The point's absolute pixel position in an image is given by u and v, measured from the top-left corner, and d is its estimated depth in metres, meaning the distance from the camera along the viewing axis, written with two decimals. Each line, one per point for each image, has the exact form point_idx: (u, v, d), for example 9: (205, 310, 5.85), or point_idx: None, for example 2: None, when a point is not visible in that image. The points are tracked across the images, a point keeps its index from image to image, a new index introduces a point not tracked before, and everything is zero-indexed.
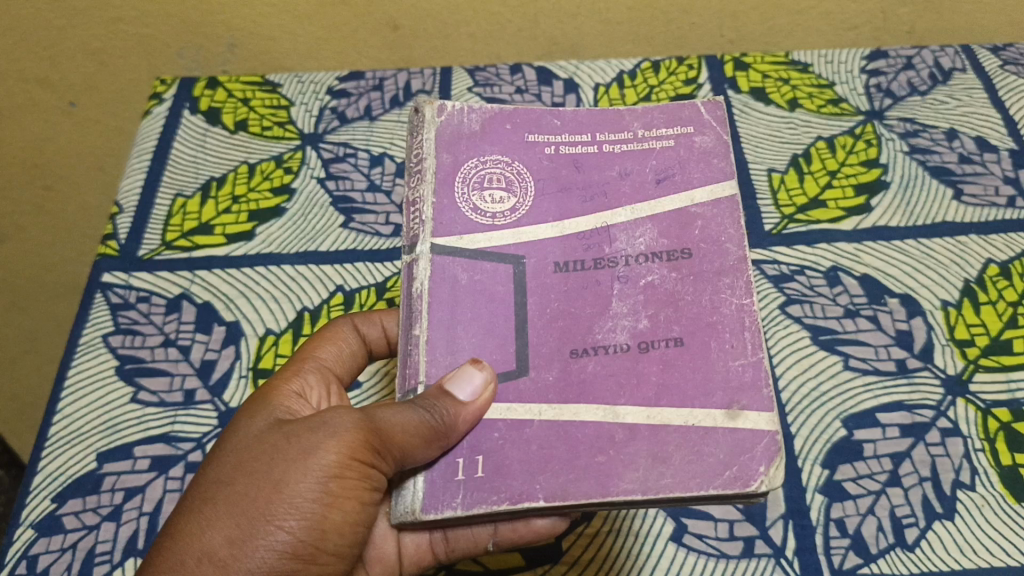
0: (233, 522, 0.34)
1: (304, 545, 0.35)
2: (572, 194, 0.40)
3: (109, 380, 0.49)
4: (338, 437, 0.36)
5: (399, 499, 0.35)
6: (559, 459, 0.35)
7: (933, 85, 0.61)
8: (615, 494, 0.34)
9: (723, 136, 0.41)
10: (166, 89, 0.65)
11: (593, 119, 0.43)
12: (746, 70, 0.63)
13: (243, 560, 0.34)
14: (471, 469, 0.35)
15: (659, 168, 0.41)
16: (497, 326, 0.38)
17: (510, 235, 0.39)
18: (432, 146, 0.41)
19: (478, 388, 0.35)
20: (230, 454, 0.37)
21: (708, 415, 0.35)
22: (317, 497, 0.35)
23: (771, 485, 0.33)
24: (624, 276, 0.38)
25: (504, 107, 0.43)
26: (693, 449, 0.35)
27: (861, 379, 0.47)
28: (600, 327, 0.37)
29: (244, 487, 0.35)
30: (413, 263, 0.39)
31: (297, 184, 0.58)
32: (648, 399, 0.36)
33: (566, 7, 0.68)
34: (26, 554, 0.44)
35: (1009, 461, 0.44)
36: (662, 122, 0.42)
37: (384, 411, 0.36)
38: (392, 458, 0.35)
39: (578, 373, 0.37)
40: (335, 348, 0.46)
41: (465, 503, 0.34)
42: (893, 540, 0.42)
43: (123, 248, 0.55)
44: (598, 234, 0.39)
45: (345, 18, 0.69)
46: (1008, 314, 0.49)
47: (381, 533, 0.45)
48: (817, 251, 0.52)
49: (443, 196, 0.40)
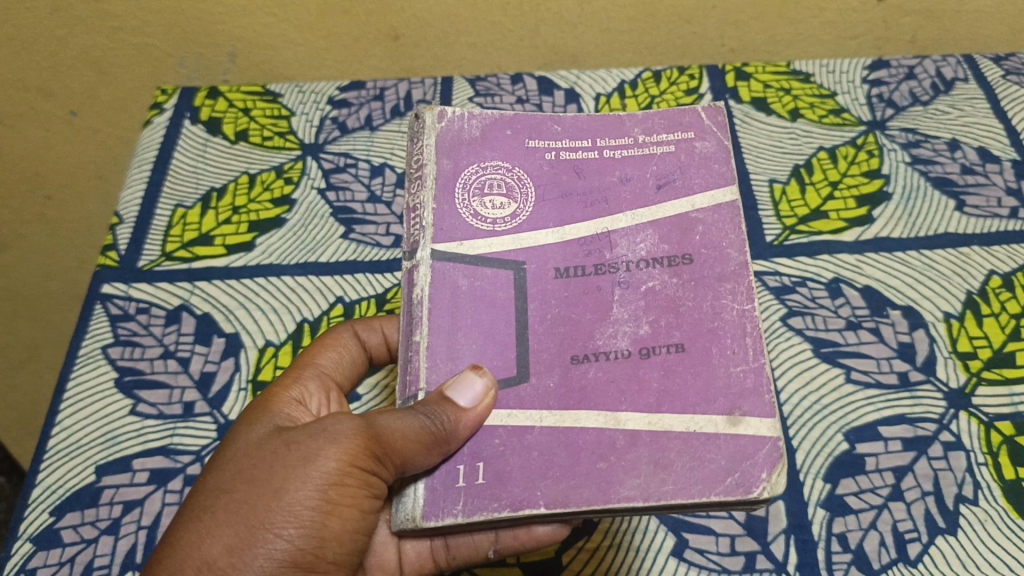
0: (232, 531, 0.34)
1: (304, 554, 0.35)
2: (573, 200, 0.40)
3: (109, 392, 0.49)
4: (337, 445, 0.36)
5: (400, 505, 0.35)
6: (559, 465, 0.35)
7: (934, 95, 0.61)
8: (615, 501, 0.33)
9: (724, 141, 0.41)
10: (167, 99, 0.65)
11: (593, 124, 0.43)
12: (747, 80, 0.63)
13: (243, 569, 0.34)
14: (472, 476, 0.35)
15: (660, 173, 0.40)
16: (497, 333, 0.37)
17: (511, 240, 0.39)
18: (432, 152, 0.41)
19: (478, 395, 0.35)
20: (230, 461, 0.37)
21: (710, 421, 0.35)
22: (316, 505, 0.35)
23: (772, 492, 0.33)
24: (625, 281, 0.38)
25: (506, 113, 0.43)
26: (695, 455, 0.34)
27: (862, 392, 0.47)
28: (601, 332, 0.37)
29: (243, 495, 0.35)
30: (414, 269, 0.39)
31: (298, 195, 0.58)
32: (649, 405, 0.35)
33: (566, 17, 0.68)
34: (24, 568, 0.44)
35: (1012, 475, 0.44)
36: (662, 128, 0.42)
37: (384, 418, 0.36)
38: (393, 465, 0.35)
39: (579, 378, 0.36)
40: (336, 355, 0.46)
41: (466, 510, 0.34)
42: (895, 555, 0.42)
43: (123, 259, 0.55)
44: (598, 240, 0.39)
45: (345, 28, 0.69)
46: (1011, 326, 0.49)
47: (382, 539, 0.44)
48: (818, 263, 0.52)
49: (444, 202, 0.40)
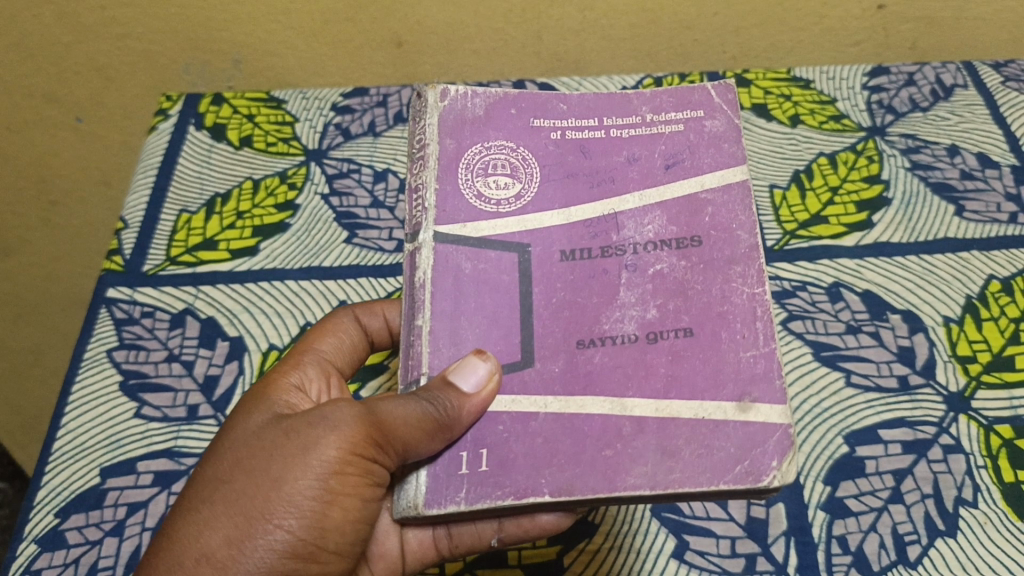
0: (232, 522, 0.35)
1: (304, 545, 0.35)
2: (578, 181, 0.40)
3: (113, 395, 0.50)
4: (339, 432, 0.36)
5: (401, 493, 0.35)
6: (564, 453, 0.35)
7: (935, 101, 0.62)
8: (622, 489, 0.34)
9: (734, 120, 0.41)
10: (172, 105, 0.66)
11: (600, 103, 0.43)
12: (748, 87, 0.64)
13: (243, 560, 0.34)
14: (476, 463, 0.35)
15: (668, 153, 0.41)
16: (501, 318, 0.38)
17: (515, 223, 0.39)
18: (434, 132, 0.42)
19: (481, 379, 0.35)
20: (227, 450, 0.37)
21: (719, 409, 0.35)
22: (316, 494, 0.35)
23: (782, 480, 0.33)
24: (632, 264, 0.38)
25: (509, 91, 0.43)
26: (703, 444, 0.34)
27: (862, 396, 0.47)
28: (608, 317, 0.37)
29: (242, 485, 0.35)
30: (416, 252, 0.39)
31: (302, 200, 0.58)
32: (657, 391, 0.36)
33: (568, 24, 0.69)
34: (29, 569, 0.44)
35: (1011, 478, 0.44)
36: (671, 105, 0.42)
37: (385, 404, 0.36)
38: (395, 452, 0.35)
39: (585, 364, 0.37)
40: (336, 341, 0.46)
41: (469, 498, 0.34)
42: (895, 558, 0.42)
43: (128, 263, 0.56)
44: (605, 222, 0.39)
45: (349, 34, 0.69)
46: (1010, 330, 0.49)
47: (384, 529, 0.43)
48: (818, 267, 0.53)
49: (446, 183, 0.40)
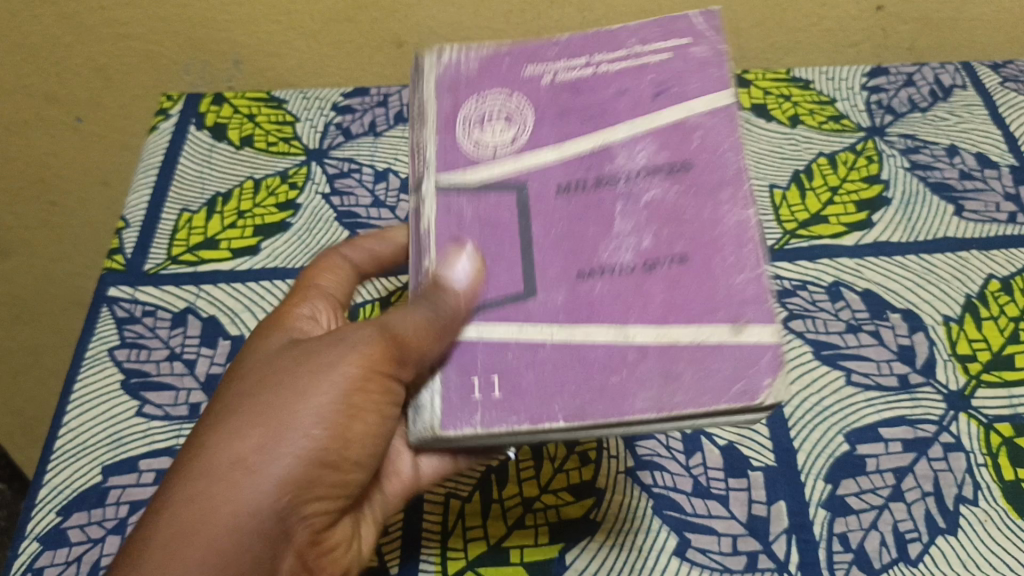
0: (256, 427, 0.36)
1: (328, 451, 0.37)
2: (572, 118, 0.40)
3: (115, 394, 0.49)
4: (358, 351, 0.38)
5: (418, 415, 0.36)
6: (575, 380, 0.35)
7: (933, 102, 0.62)
8: (631, 413, 0.34)
9: (719, 44, 0.39)
10: (173, 105, 0.66)
11: (590, 41, 0.41)
12: (747, 88, 0.65)
13: (270, 464, 0.36)
14: (488, 388, 0.36)
15: (658, 82, 0.39)
16: (502, 252, 0.38)
17: (511, 163, 0.39)
18: (431, 92, 0.42)
19: (473, 271, 0.37)
20: (247, 372, 0.40)
21: (716, 330, 0.34)
22: (338, 405, 0.37)
23: (778, 397, 0.33)
24: (626, 194, 0.38)
25: (499, 45, 0.43)
26: (703, 365, 0.34)
27: (863, 395, 0.47)
28: (606, 247, 0.37)
29: (266, 397, 0.37)
30: (418, 196, 0.40)
31: (303, 200, 0.58)
32: (655, 317, 0.35)
33: (568, 25, 0.69)
34: (31, 567, 0.44)
35: (1011, 476, 0.44)
36: (658, 34, 0.40)
37: (394, 318, 0.38)
38: (412, 364, 0.37)
39: (587, 294, 0.36)
40: (334, 277, 0.47)
41: (484, 421, 0.35)
42: (896, 555, 0.42)
43: (129, 263, 0.56)
44: (598, 155, 0.39)
45: (350, 35, 0.69)
46: (1009, 329, 0.49)
47: (397, 449, 0.44)
48: (818, 266, 0.53)
49: (445, 137, 0.41)
